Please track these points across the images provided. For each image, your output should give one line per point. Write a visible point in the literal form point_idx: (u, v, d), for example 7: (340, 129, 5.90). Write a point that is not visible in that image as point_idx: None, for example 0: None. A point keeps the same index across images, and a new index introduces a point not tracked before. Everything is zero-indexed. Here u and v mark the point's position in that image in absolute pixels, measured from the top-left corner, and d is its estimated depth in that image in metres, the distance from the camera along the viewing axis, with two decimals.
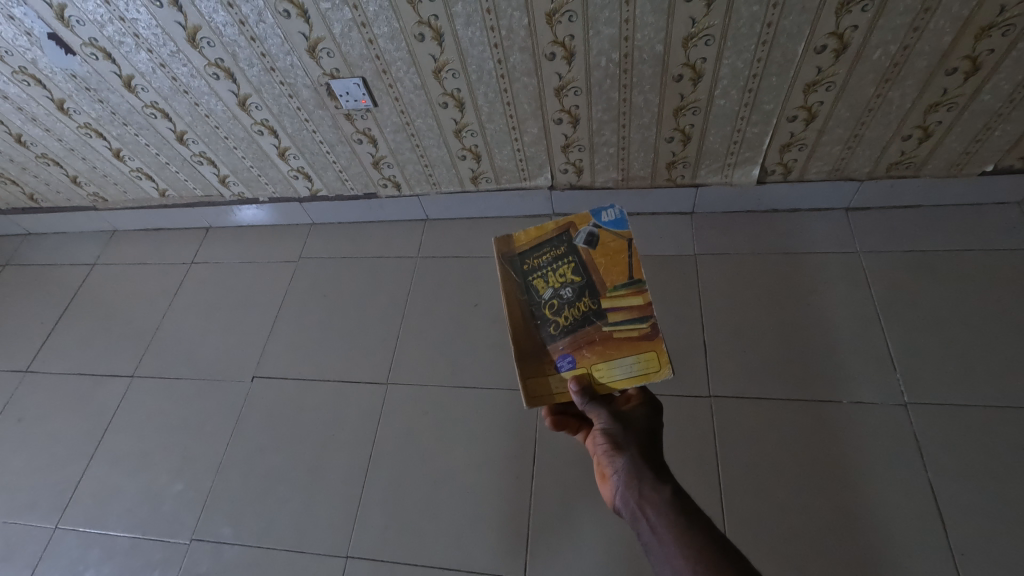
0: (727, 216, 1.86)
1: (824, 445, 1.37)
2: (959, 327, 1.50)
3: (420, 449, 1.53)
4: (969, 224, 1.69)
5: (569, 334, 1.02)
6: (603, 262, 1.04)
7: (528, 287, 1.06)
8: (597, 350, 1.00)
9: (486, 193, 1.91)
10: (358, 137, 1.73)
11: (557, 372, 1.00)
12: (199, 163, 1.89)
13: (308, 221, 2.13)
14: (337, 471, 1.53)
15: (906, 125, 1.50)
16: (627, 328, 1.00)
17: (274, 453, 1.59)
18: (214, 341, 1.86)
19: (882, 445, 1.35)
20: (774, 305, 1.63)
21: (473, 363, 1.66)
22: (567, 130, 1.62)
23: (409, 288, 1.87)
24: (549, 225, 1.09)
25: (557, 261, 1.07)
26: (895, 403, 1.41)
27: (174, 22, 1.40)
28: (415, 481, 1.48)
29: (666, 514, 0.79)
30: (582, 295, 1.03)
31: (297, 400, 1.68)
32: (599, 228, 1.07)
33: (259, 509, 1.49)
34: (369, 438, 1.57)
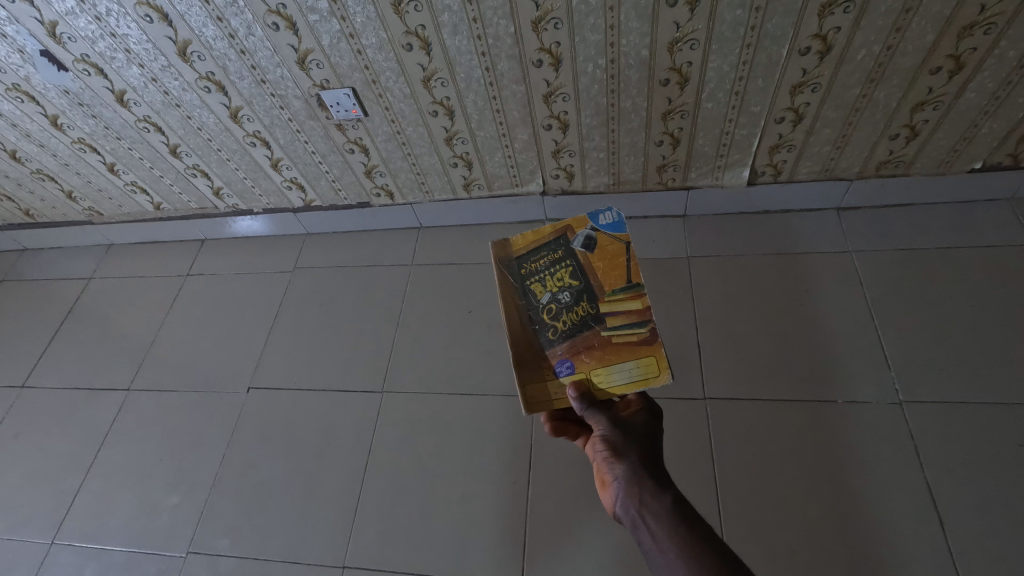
0: (720, 221, 1.34)
1: (829, 498, 0.95)
2: (993, 342, 1.05)
3: (286, 515, 1.11)
4: (951, 223, 1.22)
5: (566, 339, 0.70)
6: (602, 267, 0.73)
7: (525, 290, 0.73)
8: (597, 355, 0.69)
9: (481, 203, 1.41)
10: (349, 148, 1.28)
11: (555, 377, 0.69)
12: (192, 176, 1.44)
13: (303, 232, 1.60)
14: (174, 515, 1.15)
15: (892, 125, 1.08)
16: (623, 333, 0.69)
17: (102, 523, 1.17)
18: (76, 378, 1.43)
19: (894, 507, 0.93)
20: (772, 329, 1.15)
21: (396, 382, 1.24)
22: (557, 137, 1.19)
23: (323, 296, 1.44)
24: (544, 229, 0.76)
25: (555, 266, 0.74)
26: (897, 456, 0.97)
27: (29, 16, 1.06)
28: (254, 536, 1.09)
29: (670, 527, 0.55)
30: (585, 302, 0.71)
31: (178, 434, 1.27)
32: (597, 232, 0.74)
33: (94, 564, 1.12)
34: (239, 471, 1.19)
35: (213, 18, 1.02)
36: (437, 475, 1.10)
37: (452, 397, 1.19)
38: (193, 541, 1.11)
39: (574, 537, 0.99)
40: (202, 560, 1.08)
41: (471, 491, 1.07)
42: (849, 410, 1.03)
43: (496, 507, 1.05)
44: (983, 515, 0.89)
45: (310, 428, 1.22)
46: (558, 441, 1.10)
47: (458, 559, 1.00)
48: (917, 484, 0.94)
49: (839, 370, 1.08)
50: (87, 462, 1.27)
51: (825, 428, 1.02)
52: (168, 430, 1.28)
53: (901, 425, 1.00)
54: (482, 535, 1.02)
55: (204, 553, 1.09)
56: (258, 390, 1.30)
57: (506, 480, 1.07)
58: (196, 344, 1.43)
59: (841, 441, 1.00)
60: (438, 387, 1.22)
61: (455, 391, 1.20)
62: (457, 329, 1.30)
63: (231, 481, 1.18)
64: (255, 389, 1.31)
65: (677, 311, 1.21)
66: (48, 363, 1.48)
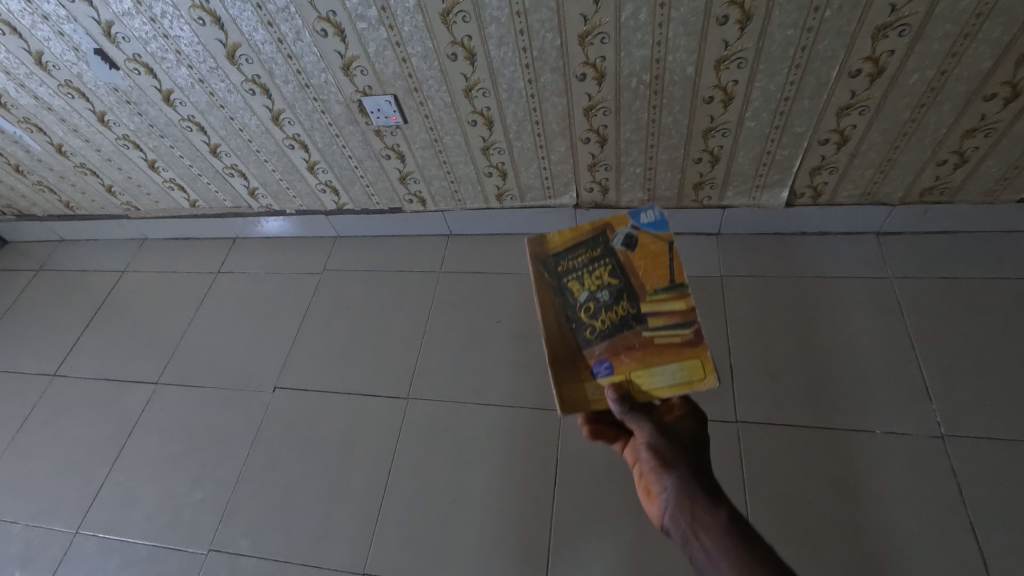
0: (755, 241, 1.32)
1: (864, 532, 0.92)
2: None
3: (307, 516, 1.11)
4: (996, 252, 1.19)
5: (605, 339, 0.69)
6: (643, 265, 0.71)
7: (562, 287, 0.72)
8: (637, 356, 0.67)
9: (513, 213, 1.41)
10: (386, 154, 1.29)
11: (593, 378, 0.67)
12: (230, 176, 1.46)
13: (332, 235, 1.62)
14: (196, 512, 1.15)
15: (940, 151, 1.06)
16: (665, 332, 0.68)
17: (125, 515, 1.18)
18: (105, 370, 1.45)
19: (935, 548, 0.89)
20: (808, 354, 1.13)
21: (421, 389, 1.24)
22: (594, 150, 1.18)
23: (350, 300, 1.45)
24: (582, 228, 0.76)
25: (593, 264, 0.73)
26: (938, 493, 0.93)
27: (86, 16, 1.09)
28: (276, 538, 1.09)
29: (725, 543, 0.53)
30: (624, 300, 0.70)
31: (204, 430, 1.28)
32: (637, 230, 0.74)
33: (116, 558, 1.12)
34: (263, 471, 1.19)
35: (263, 23, 1.04)
36: (460, 485, 1.09)
37: (477, 407, 1.19)
38: (214, 539, 1.11)
39: (599, 558, 0.97)
40: (223, 556, 1.09)
41: (492, 503, 1.06)
42: (888, 441, 1.00)
43: (519, 522, 1.03)
44: None
45: (335, 431, 1.22)
46: (585, 457, 1.08)
47: (479, 574, 0.98)
48: (958, 521, 0.91)
49: (877, 399, 1.05)
50: (114, 455, 1.28)
51: (861, 458, 0.99)
52: (195, 426, 1.29)
53: (942, 460, 0.96)
54: (504, 550, 1.00)
55: (225, 549, 1.09)
56: (284, 391, 1.31)
57: (531, 495, 1.05)
58: (224, 342, 1.44)
59: (877, 473, 0.97)
60: (464, 396, 1.21)
61: (481, 401, 1.20)
62: (484, 339, 1.29)
63: (255, 480, 1.18)
64: (281, 389, 1.32)
65: (709, 331, 1.19)
66: (81, 353, 1.50)
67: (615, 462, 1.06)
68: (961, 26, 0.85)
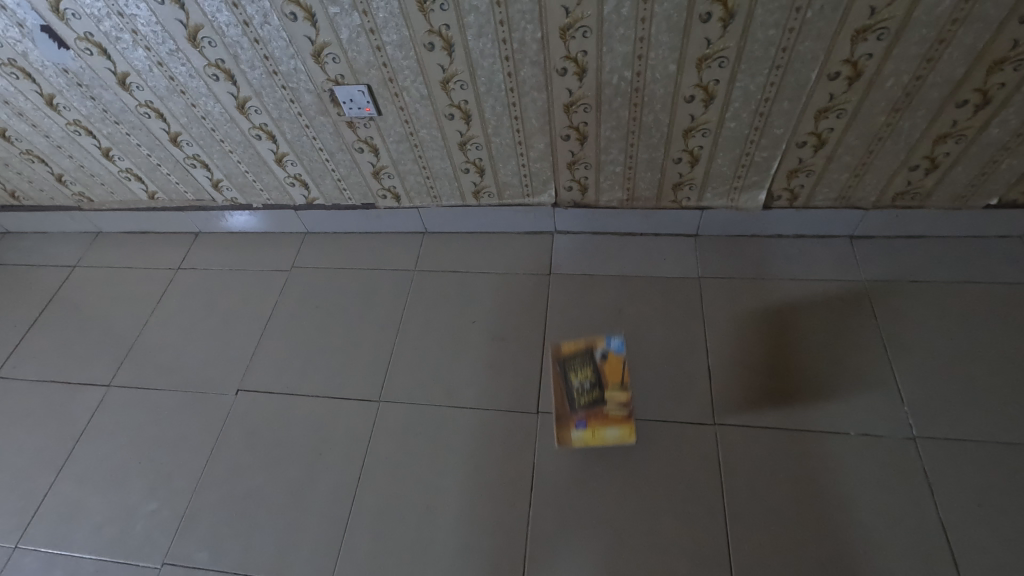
0: (732, 242, 1.32)
1: (840, 534, 0.92)
2: (1004, 379, 1.04)
3: (270, 525, 1.05)
4: (962, 257, 1.21)
5: (585, 408, 1.09)
6: (610, 377, 1.11)
7: (562, 396, 1.12)
8: (601, 413, 1.08)
9: (490, 211, 1.38)
10: (359, 147, 1.25)
11: (574, 430, 1.07)
12: (192, 166, 1.39)
13: (302, 231, 1.55)
14: (150, 523, 1.08)
15: (912, 156, 1.07)
16: (620, 410, 1.07)
17: (71, 527, 1.10)
18: (52, 371, 1.36)
19: (908, 550, 0.89)
20: (785, 356, 1.13)
21: (394, 391, 1.20)
22: (574, 148, 1.16)
23: (320, 298, 1.39)
24: (579, 343, 1.18)
25: (583, 367, 1.14)
26: (911, 495, 0.94)
27: None
28: (236, 550, 1.03)
29: None
30: (599, 385, 1.11)
31: (160, 436, 1.21)
32: (608, 352, 1.15)
33: (59, 573, 1.04)
34: (224, 478, 1.12)
35: (228, 4, 0.98)
36: (432, 491, 1.05)
37: (451, 409, 1.15)
38: (168, 552, 1.04)
39: (575, 564, 0.94)
40: (178, 569, 1.02)
41: (466, 510, 1.02)
42: (861, 443, 1.00)
43: (494, 529, 0.99)
44: (996, 556, 0.87)
45: (301, 436, 1.16)
46: (563, 461, 1.05)
47: None
48: (929, 521, 0.91)
49: (851, 401, 1.05)
50: (59, 462, 1.20)
51: (836, 459, 0.99)
52: (151, 431, 1.22)
53: (913, 461, 0.97)
54: (478, 558, 0.97)
55: (180, 562, 1.03)
56: (248, 394, 1.25)
57: (506, 501, 1.02)
58: (184, 342, 1.37)
59: (852, 474, 0.97)
60: (438, 399, 1.17)
61: (455, 404, 1.16)
62: (459, 340, 1.26)
63: (214, 488, 1.12)
64: (245, 391, 1.25)
65: (687, 333, 1.19)
66: (25, 352, 1.40)
67: (594, 466, 1.04)
68: (936, 31, 0.86)
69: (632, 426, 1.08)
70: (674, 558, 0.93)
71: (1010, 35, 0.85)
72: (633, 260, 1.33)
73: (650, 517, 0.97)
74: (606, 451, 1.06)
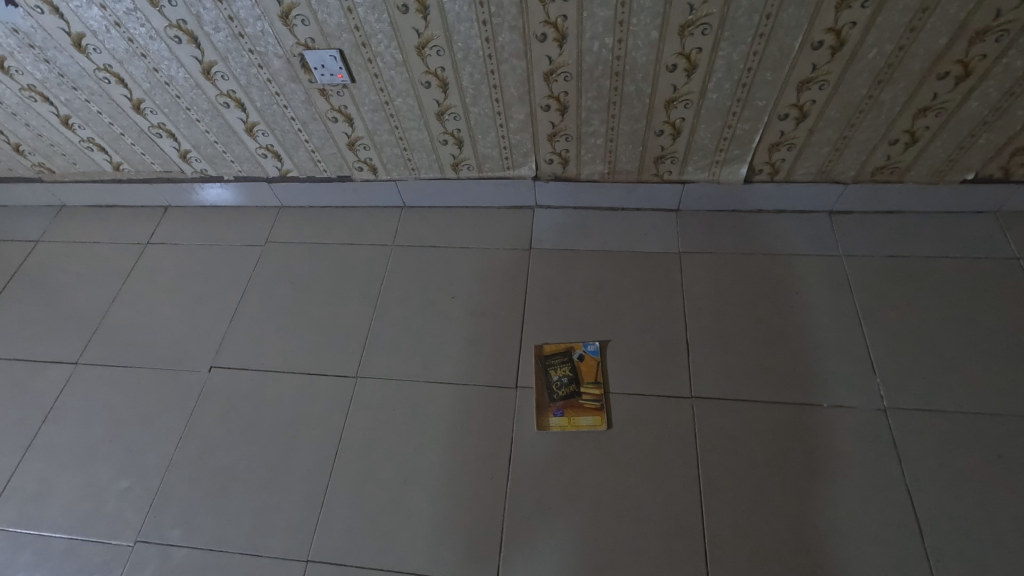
0: (713, 217, 1.31)
1: (811, 502, 0.94)
2: (972, 352, 1.06)
3: (246, 502, 1.04)
4: (938, 232, 1.22)
5: (562, 398, 1.09)
6: (588, 374, 1.11)
7: (540, 388, 1.11)
8: (578, 404, 1.08)
9: (469, 184, 1.35)
10: (332, 116, 1.20)
11: (552, 420, 1.07)
12: (157, 136, 1.33)
13: (276, 204, 1.51)
14: (122, 501, 1.06)
15: (893, 130, 1.07)
16: (596, 407, 1.07)
17: (40, 506, 1.07)
18: (16, 349, 1.31)
19: (875, 516, 0.91)
20: (762, 330, 1.13)
21: (371, 367, 1.18)
22: (554, 119, 1.13)
23: (295, 273, 1.36)
24: (558, 342, 1.16)
25: (562, 360, 1.13)
26: (880, 463, 0.96)
27: None
28: (211, 527, 1.02)
29: None
30: (576, 381, 1.10)
31: (131, 413, 1.18)
32: (587, 350, 1.14)
33: (28, 553, 1.02)
34: (198, 456, 1.11)
35: None
36: (410, 466, 1.05)
37: (430, 385, 1.14)
38: (142, 530, 1.03)
39: (553, 535, 0.95)
40: (152, 546, 1.01)
41: (444, 484, 1.02)
42: (835, 415, 1.02)
43: (472, 502, 1.00)
44: (957, 521, 0.90)
45: (277, 412, 1.14)
46: (541, 435, 1.05)
47: (429, 554, 0.95)
48: (896, 489, 0.94)
49: (825, 374, 1.07)
50: (26, 441, 1.16)
51: (809, 431, 1.01)
52: (121, 409, 1.19)
53: (884, 431, 0.99)
54: (456, 531, 0.97)
55: (154, 539, 1.01)
56: (222, 370, 1.22)
57: (485, 474, 1.02)
58: (155, 318, 1.33)
59: (824, 445, 0.99)
60: (417, 374, 1.16)
61: (434, 379, 1.15)
62: (438, 315, 1.24)
63: (189, 465, 1.10)
64: (218, 368, 1.22)
65: (667, 308, 1.19)
66: None
67: (572, 439, 1.04)
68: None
69: (611, 399, 1.08)
70: (649, 527, 0.94)
71: (993, 4, 0.84)
72: (614, 235, 1.32)
73: (626, 488, 0.98)
74: (585, 426, 1.06)
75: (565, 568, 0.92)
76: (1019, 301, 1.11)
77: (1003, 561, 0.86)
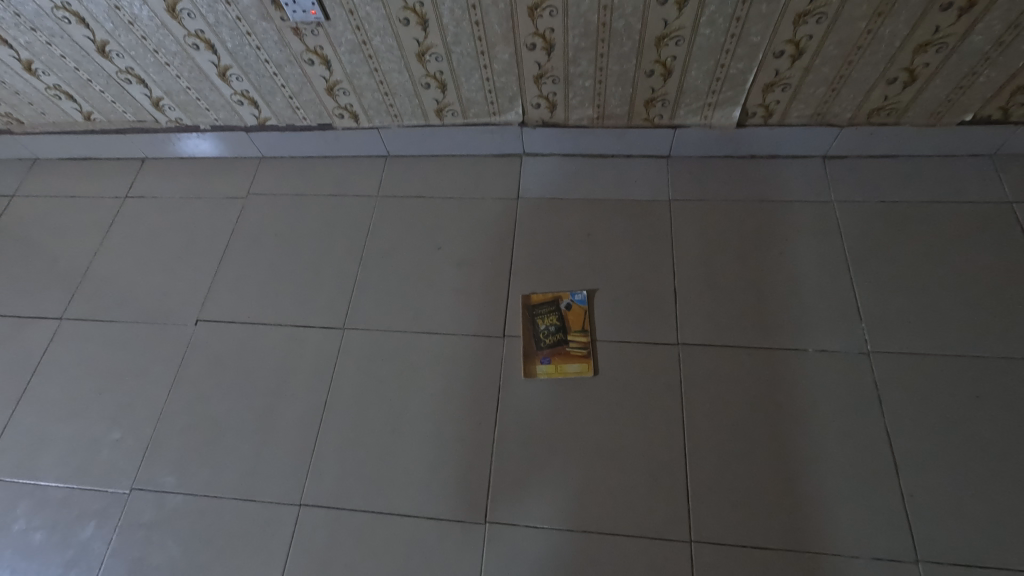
0: (705, 164, 1.28)
1: (791, 442, 0.96)
2: (958, 295, 1.06)
3: (238, 450, 1.06)
4: (932, 176, 1.20)
5: (549, 346, 1.09)
6: (575, 323, 1.11)
7: (528, 336, 1.11)
8: (565, 352, 1.08)
9: (455, 131, 1.31)
10: (308, 58, 1.15)
11: (539, 367, 1.07)
12: (126, 82, 1.27)
13: (256, 155, 1.46)
14: (115, 451, 1.08)
15: (891, 67, 1.04)
16: (583, 355, 1.08)
17: (34, 457, 1.09)
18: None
19: (853, 454, 0.94)
20: (751, 276, 1.13)
21: (358, 318, 1.18)
22: (540, 59, 1.09)
23: (279, 226, 1.33)
24: (546, 292, 1.16)
25: (549, 310, 1.13)
26: (860, 404, 0.98)
27: None
28: (205, 474, 1.04)
29: None
30: (563, 329, 1.10)
31: (119, 367, 1.18)
32: (574, 300, 1.14)
33: (27, 502, 1.04)
34: (188, 407, 1.11)
35: None
36: (399, 413, 1.06)
37: (417, 334, 1.14)
38: (137, 478, 1.05)
39: (539, 476, 0.97)
40: (148, 493, 1.03)
41: (432, 430, 1.03)
42: (819, 358, 1.03)
43: (460, 446, 1.01)
44: (932, 457, 0.92)
45: (265, 364, 1.15)
46: (528, 382, 1.06)
47: (419, 496, 0.98)
48: (875, 428, 0.96)
49: (811, 319, 1.07)
50: (16, 395, 1.17)
51: (793, 374, 1.02)
52: (109, 363, 1.19)
53: (866, 373, 1.01)
54: (445, 474, 0.99)
55: (149, 487, 1.03)
56: (208, 323, 1.21)
57: (472, 420, 1.04)
58: (138, 273, 1.31)
59: (807, 388, 1.00)
60: (403, 324, 1.16)
61: (421, 329, 1.15)
62: (425, 266, 1.23)
63: (179, 416, 1.10)
64: (204, 321, 1.22)
65: (656, 256, 1.18)
66: None
67: (558, 385, 1.05)
68: None
69: (597, 346, 1.08)
70: (633, 468, 0.96)
71: None
72: (603, 182, 1.29)
73: (612, 431, 1.00)
74: (572, 372, 1.06)
75: (552, 506, 0.94)
76: (1009, 244, 1.10)
77: (973, 493, 0.89)
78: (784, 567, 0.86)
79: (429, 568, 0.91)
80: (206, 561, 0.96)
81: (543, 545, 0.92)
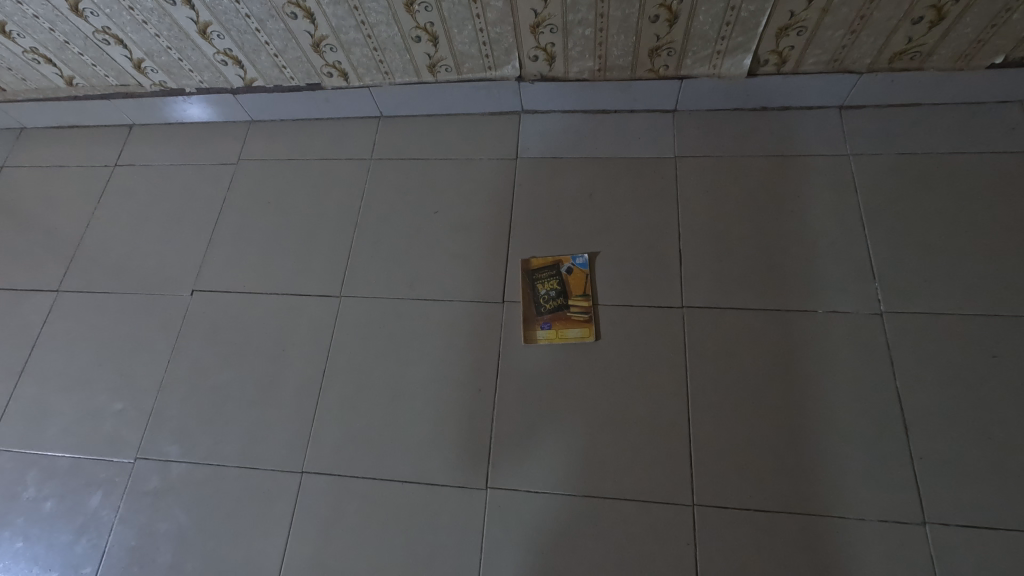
0: (714, 117, 1.21)
1: (798, 406, 0.93)
2: (980, 252, 1.01)
3: (238, 419, 1.05)
4: (958, 127, 1.13)
5: (550, 312, 1.06)
6: (575, 289, 1.07)
7: (528, 301, 1.08)
8: (565, 318, 1.05)
9: (449, 88, 1.25)
10: (290, 10, 1.09)
11: (540, 332, 1.05)
12: (104, 42, 1.22)
13: (246, 119, 1.41)
14: (119, 421, 1.08)
15: (916, 6, 0.97)
16: (584, 320, 1.05)
17: (40, 428, 1.09)
18: None
19: (863, 418, 0.91)
20: (760, 237, 1.08)
21: (356, 284, 1.15)
22: (536, 6, 1.03)
23: (272, 193, 1.29)
24: (546, 256, 1.12)
25: (550, 277, 1.09)
26: (872, 368, 0.95)
27: None
28: (206, 443, 1.04)
29: None
30: (564, 295, 1.07)
31: (118, 338, 1.17)
32: (575, 266, 1.10)
33: (35, 471, 1.06)
34: (187, 377, 1.11)
35: None
36: (398, 382, 1.04)
37: (415, 301, 1.11)
38: (142, 448, 1.05)
39: (540, 443, 0.96)
40: (153, 462, 1.03)
41: (432, 398, 1.02)
42: (831, 320, 0.99)
43: (459, 414, 1.00)
44: (946, 420, 0.90)
45: (263, 333, 1.13)
46: (529, 348, 1.04)
47: (419, 464, 0.97)
48: (888, 390, 0.93)
49: (824, 279, 1.03)
50: (19, 367, 1.17)
51: (803, 336, 0.98)
52: (108, 334, 1.18)
53: (880, 335, 0.97)
54: (445, 442, 0.98)
55: (153, 455, 1.04)
56: (205, 293, 1.19)
57: (472, 388, 1.02)
58: (131, 244, 1.29)
59: (819, 350, 0.97)
60: (401, 291, 1.13)
61: (419, 295, 1.12)
62: (421, 230, 1.19)
63: (179, 387, 1.10)
64: (200, 291, 1.20)
65: (661, 216, 1.13)
66: None
67: (560, 352, 1.03)
68: None
69: (599, 311, 1.05)
70: (636, 434, 0.95)
71: None
72: (606, 140, 1.23)
73: (615, 397, 0.98)
74: (573, 339, 1.03)
75: (552, 473, 0.94)
76: None
77: (986, 453, 0.87)
78: (787, 530, 0.85)
79: (431, 534, 0.92)
80: (212, 527, 0.97)
81: (543, 510, 0.92)
